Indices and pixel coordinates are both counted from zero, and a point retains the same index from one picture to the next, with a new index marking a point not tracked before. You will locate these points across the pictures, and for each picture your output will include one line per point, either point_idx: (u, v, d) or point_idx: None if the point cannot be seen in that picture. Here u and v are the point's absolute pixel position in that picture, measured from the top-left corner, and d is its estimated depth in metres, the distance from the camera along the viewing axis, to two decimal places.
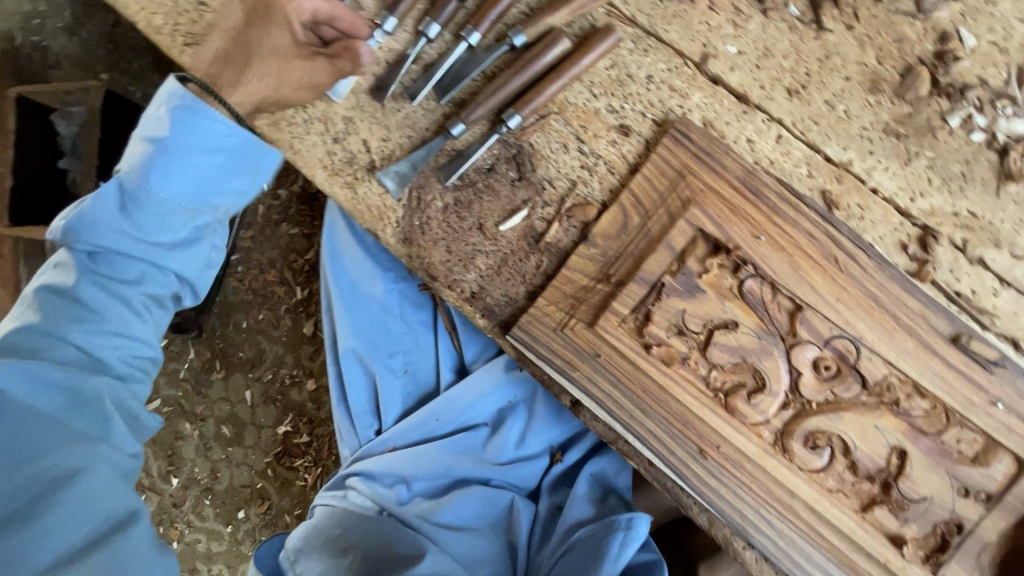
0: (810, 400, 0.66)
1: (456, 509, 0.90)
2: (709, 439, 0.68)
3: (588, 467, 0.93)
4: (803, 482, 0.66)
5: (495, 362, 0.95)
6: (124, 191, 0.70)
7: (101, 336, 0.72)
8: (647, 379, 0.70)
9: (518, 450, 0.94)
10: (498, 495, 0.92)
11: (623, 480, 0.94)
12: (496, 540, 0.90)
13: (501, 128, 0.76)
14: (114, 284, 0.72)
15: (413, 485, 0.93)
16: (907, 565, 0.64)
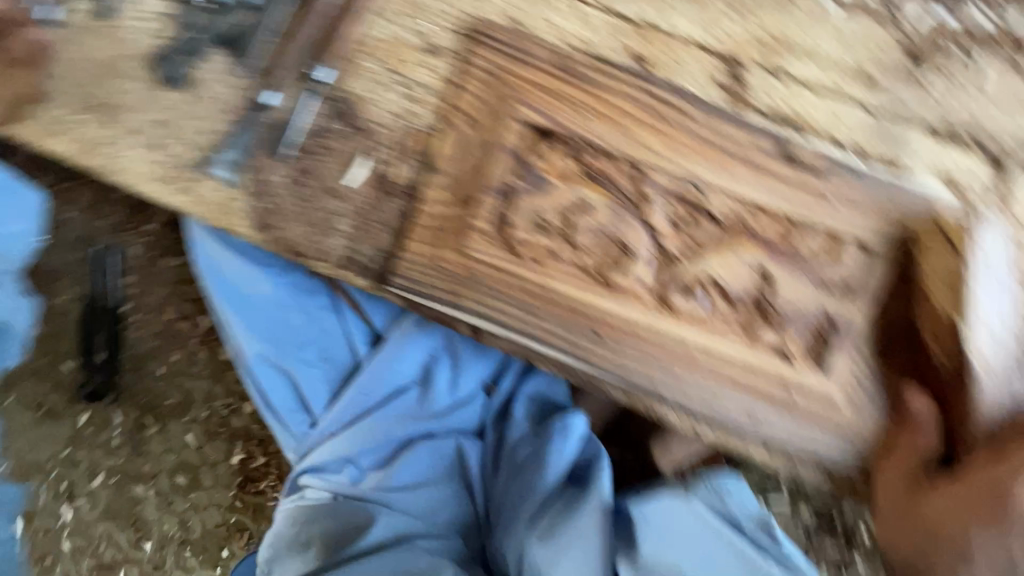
0: (675, 252, 0.68)
1: (408, 469, 0.91)
2: (598, 319, 0.70)
3: (524, 389, 0.96)
4: (691, 328, 0.68)
5: (403, 321, 0.94)
6: None
7: None
8: (524, 280, 0.71)
9: (453, 396, 0.95)
10: (445, 443, 0.93)
11: (559, 392, 0.97)
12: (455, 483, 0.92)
13: (313, 83, 0.75)
14: None
15: (361, 462, 0.93)
16: (800, 371, 0.67)
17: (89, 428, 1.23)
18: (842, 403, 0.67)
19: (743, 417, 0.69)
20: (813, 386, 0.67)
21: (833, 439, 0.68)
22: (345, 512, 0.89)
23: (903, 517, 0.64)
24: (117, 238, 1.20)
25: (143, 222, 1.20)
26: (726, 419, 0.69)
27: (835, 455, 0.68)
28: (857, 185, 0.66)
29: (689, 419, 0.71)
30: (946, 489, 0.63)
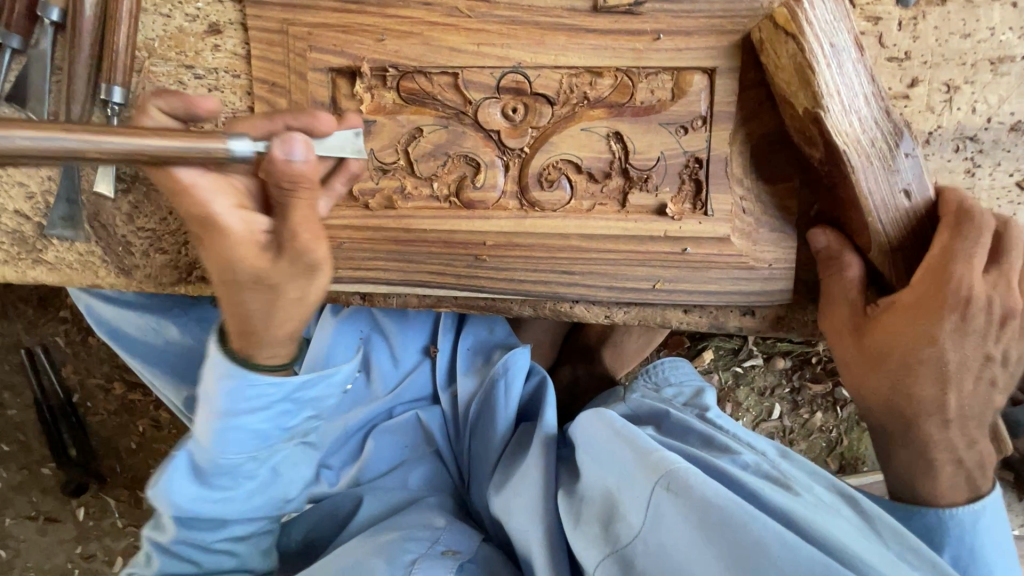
0: (520, 147, 0.64)
1: (375, 456, 0.90)
2: (473, 242, 0.67)
3: (463, 342, 0.93)
4: (565, 218, 0.65)
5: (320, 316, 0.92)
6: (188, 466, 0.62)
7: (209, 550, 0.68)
8: (388, 230, 0.67)
9: (398, 368, 0.94)
10: (403, 419, 0.91)
11: (499, 333, 0.94)
12: (424, 454, 0.91)
13: (111, 108, 0.68)
14: (211, 517, 0.65)
15: (331, 462, 0.92)
16: (683, 223, 0.64)
17: (89, 519, 1.24)
18: (734, 239, 0.64)
19: (647, 288, 0.67)
20: (701, 232, 0.64)
21: (737, 278, 0.66)
22: (325, 518, 0.87)
23: (860, 345, 0.60)
24: (38, 334, 1.18)
25: (55, 310, 1.17)
26: (631, 296, 0.67)
27: (742, 292, 0.67)
28: (681, 11, 0.60)
29: (598, 309, 0.70)
30: (896, 302, 0.58)
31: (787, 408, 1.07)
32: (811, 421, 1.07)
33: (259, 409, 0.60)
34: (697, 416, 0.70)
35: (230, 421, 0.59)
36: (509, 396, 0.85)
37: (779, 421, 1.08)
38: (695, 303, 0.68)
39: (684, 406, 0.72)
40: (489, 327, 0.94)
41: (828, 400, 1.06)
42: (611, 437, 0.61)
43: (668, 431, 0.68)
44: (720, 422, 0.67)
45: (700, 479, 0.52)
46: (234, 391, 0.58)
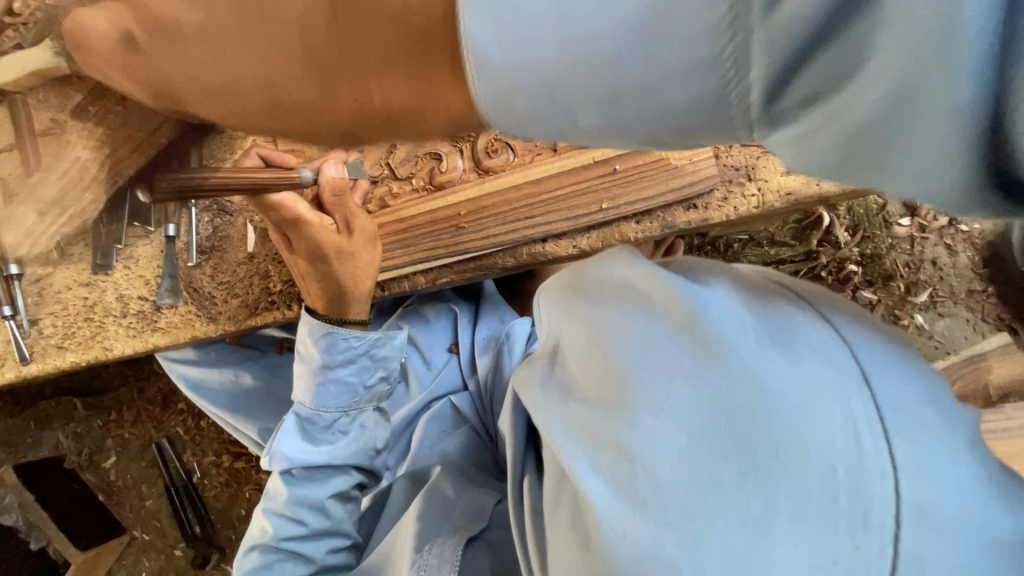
0: (468, 134, 0.84)
1: (419, 445, 1.03)
2: (452, 214, 0.84)
3: (479, 332, 1.08)
4: (513, 172, 0.82)
5: None
6: (299, 417, 0.90)
7: (314, 494, 0.90)
8: (387, 225, 0.87)
9: (431, 369, 1.09)
10: (438, 408, 1.05)
11: (507, 319, 1.10)
12: (461, 433, 1.02)
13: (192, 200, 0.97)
14: (315, 459, 0.90)
15: (389, 462, 1.07)
16: (603, 147, 0.79)
17: None
18: (652, 147, 0.77)
19: (596, 209, 0.80)
20: (619, 149, 0.78)
21: (666, 179, 0.78)
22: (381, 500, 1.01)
23: None
24: (164, 429, 1.45)
25: (175, 405, 1.44)
26: (586, 219, 0.80)
27: (677, 188, 0.78)
28: None
29: (563, 241, 0.83)
30: None
31: None
32: None
33: (347, 363, 0.89)
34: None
35: (328, 372, 0.88)
36: (512, 360, 0.99)
37: None
38: (642, 211, 0.79)
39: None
40: (499, 318, 1.10)
41: None
42: None
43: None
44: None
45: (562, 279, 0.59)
46: (325, 347, 0.87)
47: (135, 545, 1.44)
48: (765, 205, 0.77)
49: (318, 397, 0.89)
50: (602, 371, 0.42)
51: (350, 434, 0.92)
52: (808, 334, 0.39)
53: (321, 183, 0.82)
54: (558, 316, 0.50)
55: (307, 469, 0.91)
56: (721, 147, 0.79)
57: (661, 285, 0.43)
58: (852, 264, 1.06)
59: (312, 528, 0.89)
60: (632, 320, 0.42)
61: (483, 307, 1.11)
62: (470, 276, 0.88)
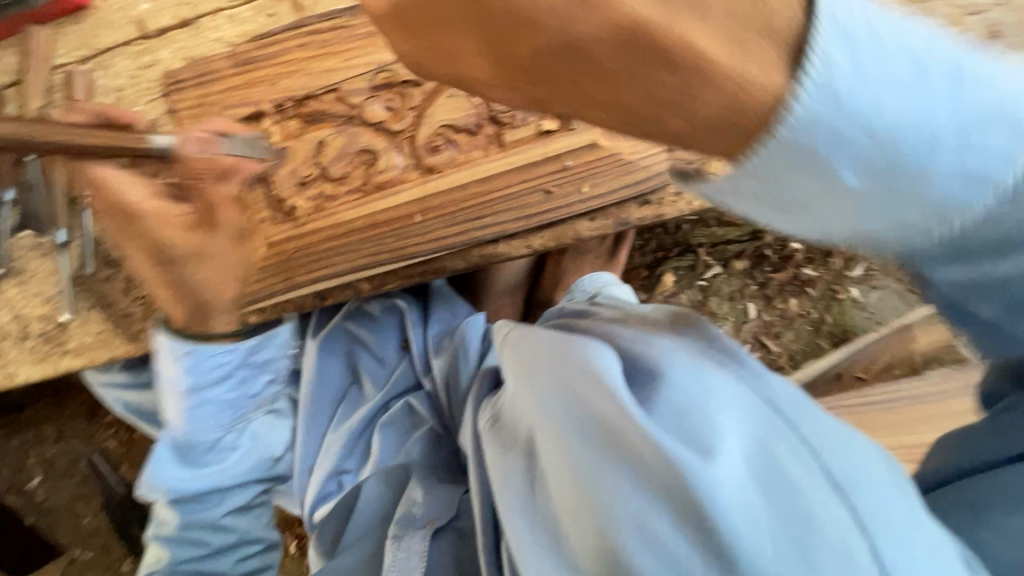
0: (405, 129, 0.77)
1: (379, 448, 0.99)
2: (392, 218, 0.79)
3: (431, 328, 1.02)
4: (457, 172, 0.77)
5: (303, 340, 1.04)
6: (174, 443, 0.93)
7: (214, 502, 0.97)
8: (322, 230, 0.80)
9: (384, 366, 1.05)
10: (396, 410, 1.01)
11: (460, 311, 1.05)
12: (422, 434, 0.98)
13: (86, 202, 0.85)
14: (206, 472, 0.95)
15: (348, 466, 1.00)
16: (552, 143, 0.75)
17: None
18: (603, 141, 0.74)
19: (546, 208, 0.76)
20: (567, 145, 0.74)
21: (619, 173, 0.75)
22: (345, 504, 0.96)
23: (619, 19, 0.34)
24: (95, 444, 1.34)
25: (103, 419, 1.33)
26: (538, 218, 0.76)
27: (629, 184, 0.75)
28: None
29: (516, 242, 0.79)
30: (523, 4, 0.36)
31: (761, 304, 1.11)
32: (789, 311, 1.11)
33: (221, 379, 0.90)
34: (590, 302, 0.83)
35: (196, 394, 0.89)
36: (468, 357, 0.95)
37: (758, 319, 1.11)
38: (594, 209, 0.76)
39: (583, 299, 0.86)
40: (450, 310, 1.03)
41: (796, 284, 1.10)
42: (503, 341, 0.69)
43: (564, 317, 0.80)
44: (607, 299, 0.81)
45: (546, 356, 0.56)
46: (192, 367, 0.86)
47: (75, 567, 1.35)
48: None
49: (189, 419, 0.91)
50: (596, 540, 0.46)
51: (241, 448, 0.98)
52: (808, 488, 0.41)
53: (232, 168, 0.72)
54: (552, 444, 0.50)
55: (195, 494, 0.96)
56: None
57: (653, 449, 0.44)
58: (794, 242, 1.09)
59: (217, 545, 0.96)
60: (627, 494, 0.45)
61: (433, 303, 1.04)
62: (418, 279, 0.83)
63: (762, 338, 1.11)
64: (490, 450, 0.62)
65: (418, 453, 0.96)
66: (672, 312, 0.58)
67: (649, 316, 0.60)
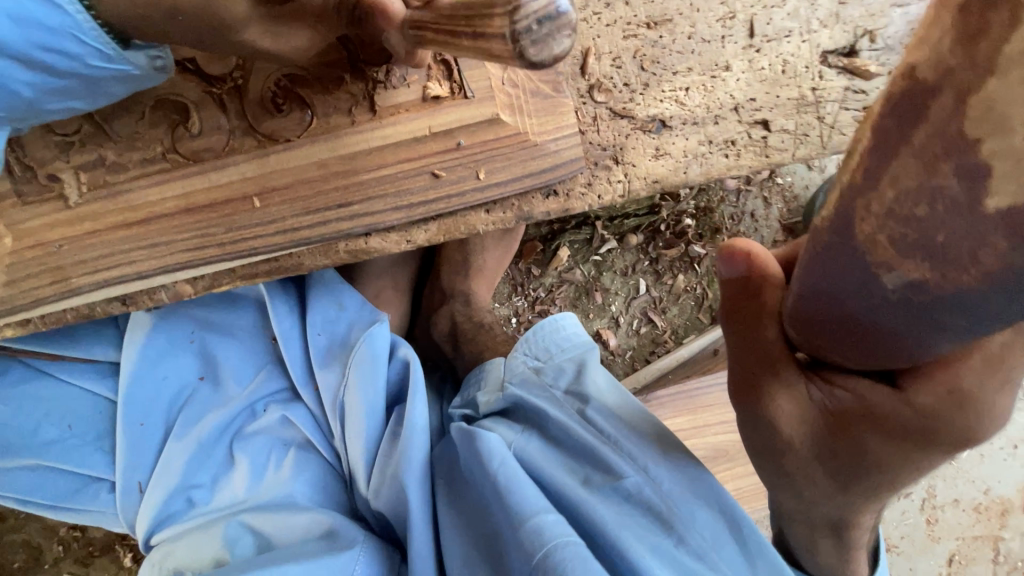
0: (231, 75, 0.54)
1: (243, 463, 0.82)
2: (218, 203, 0.57)
3: (309, 324, 0.84)
4: (310, 143, 0.56)
5: (134, 327, 0.81)
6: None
7: (22, 485, 0.80)
8: (108, 215, 0.55)
9: (247, 363, 0.86)
10: (265, 420, 0.84)
11: (351, 304, 0.86)
12: (298, 452, 0.83)
13: None
14: (15, 454, 0.79)
15: (199, 480, 0.82)
16: (442, 112, 0.58)
17: None
18: (505, 117, 0.59)
19: (434, 197, 0.60)
20: (460, 118, 0.58)
21: (524, 159, 0.61)
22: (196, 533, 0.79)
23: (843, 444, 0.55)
24: None
25: None
26: (423, 210, 0.61)
27: (533, 173, 0.62)
28: None
29: (393, 237, 0.62)
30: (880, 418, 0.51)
31: (651, 280, 1.09)
32: (676, 286, 1.10)
33: (84, 375, 0.82)
34: (578, 415, 0.62)
35: (45, 380, 0.81)
36: (369, 371, 0.79)
37: (648, 294, 1.10)
38: (492, 199, 0.62)
39: (565, 397, 0.64)
40: (336, 303, 0.85)
41: (685, 261, 1.09)
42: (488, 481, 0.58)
43: (550, 442, 0.63)
44: (601, 421, 0.61)
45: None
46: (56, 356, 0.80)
47: None
48: (631, 193, 0.66)
49: (17, 407, 0.80)
50: None
51: (65, 440, 0.81)
52: None
53: None
54: None
55: (4, 475, 0.80)
56: (588, 118, 0.63)
57: None
58: (687, 218, 1.07)
59: (47, 504, 0.80)
60: None
61: (311, 292, 0.85)
62: (265, 279, 0.63)
63: (649, 313, 1.11)
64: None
65: (296, 481, 0.81)
66: (722, 518, 0.56)
67: (688, 509, 0.56)
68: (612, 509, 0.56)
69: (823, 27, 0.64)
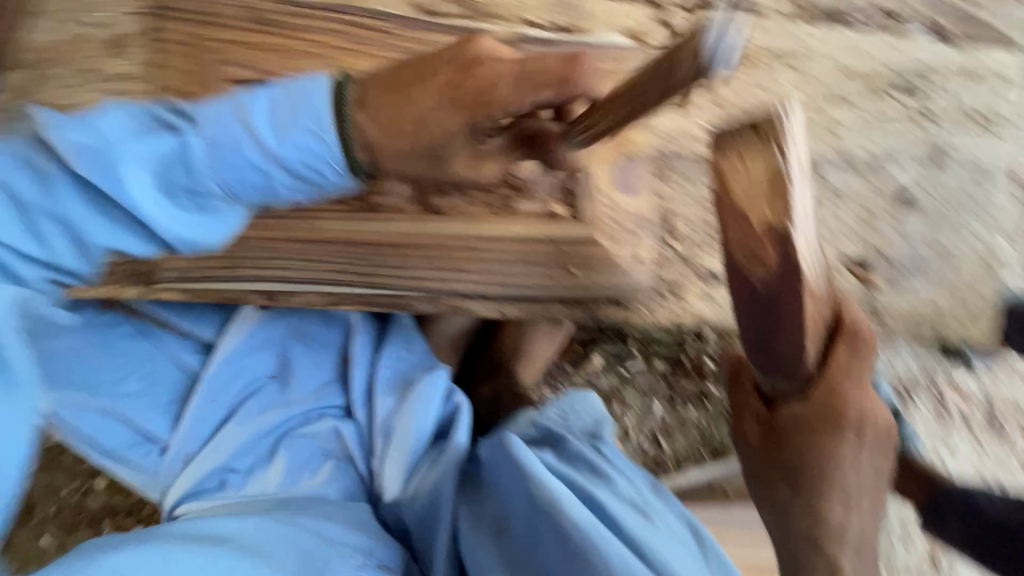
0: (418, 159, 0.74)
1: (286, 461, 0.89)
2: (376, 242, 0.74)
3: (381, 357, 0.95)
4: (455, 220, 0.75)
5: (243, 314, 0.95)
6: (82, 363, 0.89)
7: (91, 426, 0.90)
8: (291, 230, 0.73)
9: (316, 375, 0.96)
10: (316, 428, 0.91)
11: (418, 350, 0.98)
12: (336, 465, 0.90)
13: None
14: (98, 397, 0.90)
15: (239, 466, 0.89)
16: (560, 224, 0.76)
17: None
18: (604, 242, 0.77)
19: (530, 283, 0.76)
20: (571, 233, 0.76)
21: (606, 275, 0.78)
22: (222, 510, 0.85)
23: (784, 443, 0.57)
24: None
25: None
26: (520, 290, 0.76)
27: (610, 286, 0.78)
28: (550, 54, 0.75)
29: (490, 305, 0.76)
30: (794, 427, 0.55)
31: (665, 406, 1.21)
32: (686, 417, 1.22)
33: (184, 347, 0.96)
34: (591, 445, 0.80)
35: (150, 340, 0.94)
36: (428, 405, 0.89)
37: (659, 417, 1.22)
38: (573, 296, 0.78)
39: (582, 433, 0.82)
40: (407, 345, 0.97)
41: (698, 396, 1.22)
42: (511, 459, 0.74)
43: (563, 457, 0.78)
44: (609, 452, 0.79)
45: (599, 539, 0.65)
46: (170, 325, 0.95)
47: None
48: (680, 322, 0.81)
49: (115, 355, 0.91)
50: None
51: (142, 395, 0.91)
52: None
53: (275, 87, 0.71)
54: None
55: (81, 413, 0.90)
56: (662, 259, 0.81)
57: None
58: (708, 360, 1.21)
59: (104, 448, 0.90)
60: None
61: (391, 330, 0.99)
62: (371, 308, 0.76)
63: (656, 435, 1.22)
64: (488, 556, 0.71)
65: (330, 485, 0.88)
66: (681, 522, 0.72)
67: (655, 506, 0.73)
68: (606, 494, 0.71)
69: (848, 241, 0.85)
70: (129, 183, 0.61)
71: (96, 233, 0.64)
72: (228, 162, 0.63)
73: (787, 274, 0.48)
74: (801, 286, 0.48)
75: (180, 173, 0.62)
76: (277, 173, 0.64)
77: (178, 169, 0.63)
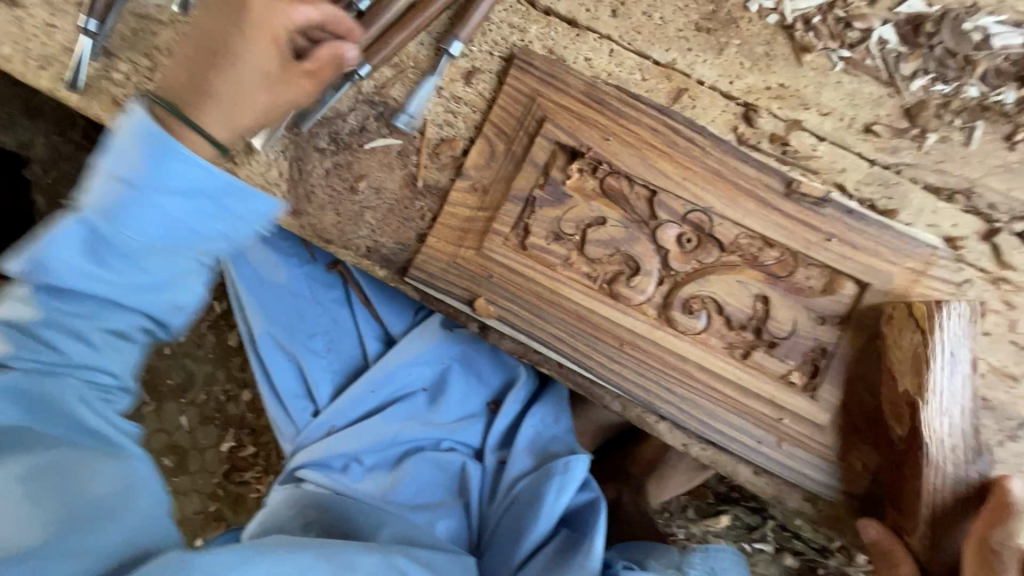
0: (680, 272, 0.74)
1: (409, 477, 0.92)
2: (605, 330, 0.75)
3: (528, 419, 0.95)
4: (689, 344, 0.73)
5: (428, 322, 0.99)
6: (293, 310, 1.00)
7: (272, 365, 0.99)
8: (534, 285, 0.75)
9: (462, 406, 0.98)
10: (445, 457, 0.94)
11: (562, 426, 0.96)
12: (446, 504, 0.92)
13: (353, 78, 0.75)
14: (287, 343, 0.99)
15: (366, 460, 0.94)
16: (790, 395, 0.73)
17: None
18: (828, 432, 0.73)
19: (730, 435, 0.74)
20: (799, 410, 0.73)
21: (809, 462, 0.74)
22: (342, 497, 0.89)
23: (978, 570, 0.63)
24: None
25: None
26: (716, 436, 0.74)
27: (807, 475, 0.74)
28: (856, 229, 0.71)
29: (679, 435, 0.76)
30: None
31: None
32: None
33: (369, 327, 1.02)
34: None
35: (344, 310, 1.01)
36: (557, 497, 0.86)
37: None
38: (765, 466, 0.74)
39: None
40: (555, 416, 0.96)
41: None
42: None
43: None
44: None
45: None
46: (367, 303, 1.01)
47: None
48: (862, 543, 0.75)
49: (317, 313, 1.00)
50: None
51: (324, 356, 1.00)
52: None
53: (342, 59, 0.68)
54: None
55: (269, 351, 0.99)
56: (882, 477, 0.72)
57: None
58: None
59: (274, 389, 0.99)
60: None
61: (545, 394, 0.98)
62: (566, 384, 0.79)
63: None
64: None
65: (439, 520, 0.90)
66: None
67: None
68: None
69: None
70: (58, 273, 0.59)
71: (139, 283, 0.61)
72: (145, 220, 0.59)
73: (916, 443, 0.67)
74: (921, 455, 0.66)
75: (103, 245, 0.59)
76: (179, 209, 0.60)
77: (100, 246, 0.59)
